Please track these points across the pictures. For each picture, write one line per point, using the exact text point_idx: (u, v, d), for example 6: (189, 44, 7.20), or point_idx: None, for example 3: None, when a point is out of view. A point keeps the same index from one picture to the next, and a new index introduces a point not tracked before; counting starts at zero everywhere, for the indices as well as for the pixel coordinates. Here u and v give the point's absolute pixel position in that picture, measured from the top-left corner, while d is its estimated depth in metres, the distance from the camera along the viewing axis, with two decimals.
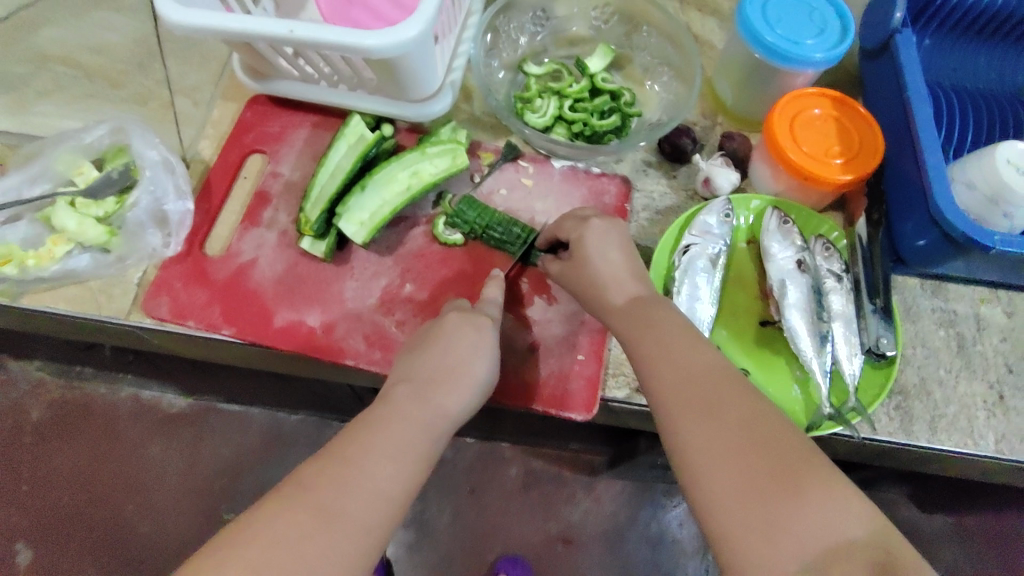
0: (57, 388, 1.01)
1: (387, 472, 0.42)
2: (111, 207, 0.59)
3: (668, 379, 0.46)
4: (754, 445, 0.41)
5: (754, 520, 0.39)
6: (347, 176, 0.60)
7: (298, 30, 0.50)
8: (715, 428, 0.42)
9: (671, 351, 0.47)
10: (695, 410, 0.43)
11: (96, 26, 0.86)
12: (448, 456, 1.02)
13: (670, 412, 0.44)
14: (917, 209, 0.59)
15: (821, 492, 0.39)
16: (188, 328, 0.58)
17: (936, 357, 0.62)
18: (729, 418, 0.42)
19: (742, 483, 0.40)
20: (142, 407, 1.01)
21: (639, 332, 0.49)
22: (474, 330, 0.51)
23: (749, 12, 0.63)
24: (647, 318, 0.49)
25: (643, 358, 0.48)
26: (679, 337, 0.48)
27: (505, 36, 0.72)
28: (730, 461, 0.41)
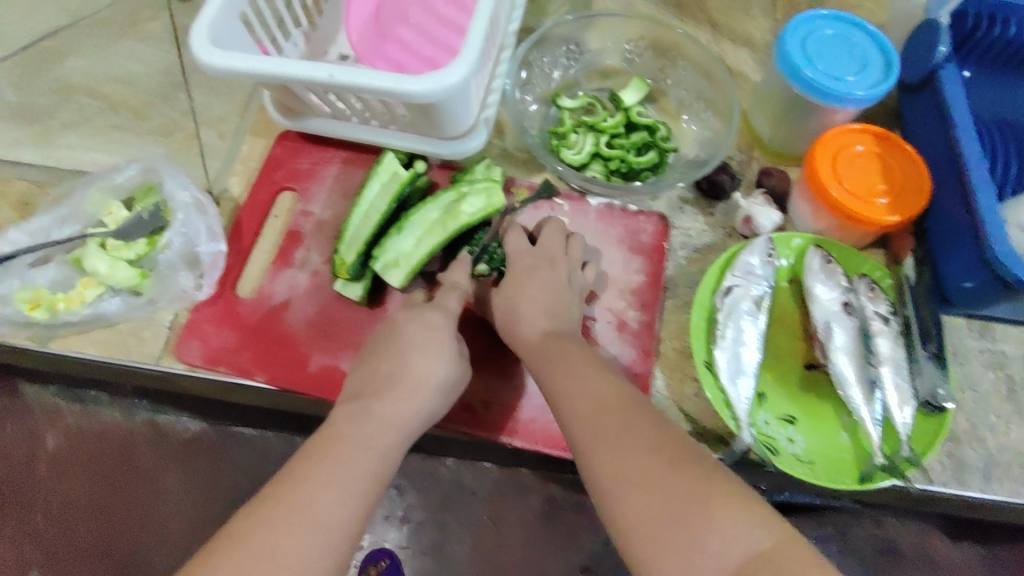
0: (73, 413, 0.85)
1: (353, 467, 0.44)
2: (142, 249, 0.58)
3: (579, 402, 0.45)
4: (659, 467, 0.40)
5: (665, 539, 0.37)
6: (382, 216, 0.59)
7: (340, 75, 0.49)
8: (624, 454, 0.41)
9: (575, 386, 0.46)
10: (608, 434, 0.42)
11: (121, 56, 0.85)
12: (465, 481, 0.82)
13: (581, 441, 0.43)
14: (966, 250, 0.57)
15: (727, 506, 0.37)
16: (221, 374, 0.56)
17: (987, 402, 0.60)
18: (638, 441, 0.41)
19: (651, 506, 0.38)
20: (159, 432, 0.84)
21: (552, 361, 0.49)
22: (426, 339, 0.52)
23: (790, 48, 0.62)
24: (566, 348, 0.50)
25: (553, 380, 0.48)
26: (583, 369, 0.47)
27: (539, 70, 0.71)
28: (642, 478, 0.40)
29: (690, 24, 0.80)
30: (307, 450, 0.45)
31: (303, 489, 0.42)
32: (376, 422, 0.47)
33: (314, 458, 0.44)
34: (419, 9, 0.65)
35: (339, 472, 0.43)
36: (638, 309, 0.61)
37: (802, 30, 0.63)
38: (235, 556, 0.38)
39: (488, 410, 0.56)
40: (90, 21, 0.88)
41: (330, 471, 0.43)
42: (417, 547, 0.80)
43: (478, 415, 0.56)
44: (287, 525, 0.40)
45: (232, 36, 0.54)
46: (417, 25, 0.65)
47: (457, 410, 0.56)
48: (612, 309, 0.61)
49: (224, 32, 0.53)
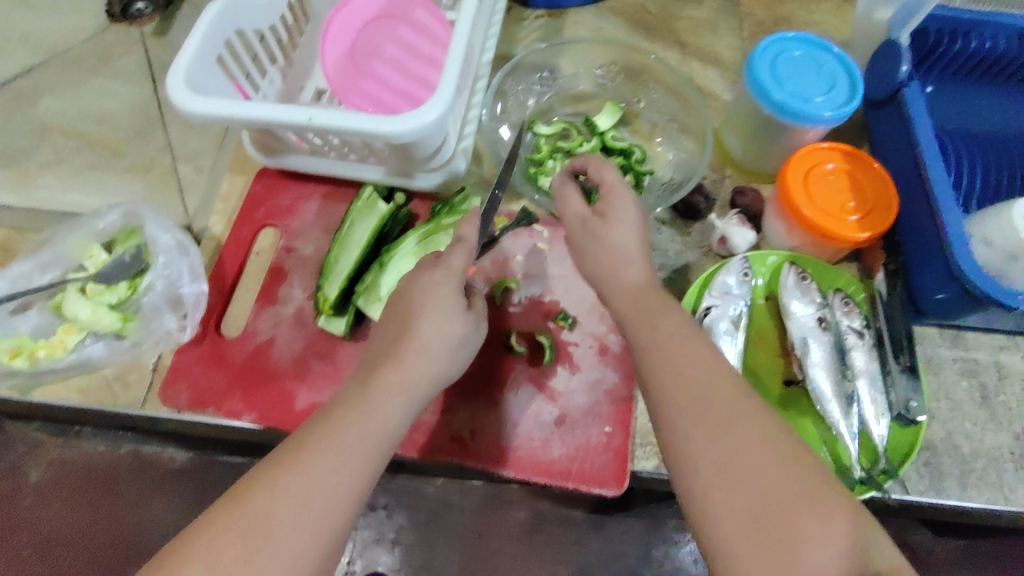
0: (55, 446, 0.72)
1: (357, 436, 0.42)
2: (124, 292, 0.58)
3: (673, 384, 0.43)
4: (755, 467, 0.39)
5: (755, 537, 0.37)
6: (364, 251, 0.60)
7: (317, 118, 0.50)
8: (717, 444, 0.40)
9: (673, 364, 0.44)
10: (704, 422, 0.41)
11: (96, 94, 0.86)
12: (452, 498, 0.71)
13: (677, 425, 0.42)
14: (936, 263, 0.59)
15: (824, 517, 0.37)
16: (207, 416, 0.56)
17: (961, 411, 0.62)
18: (739, 435, 0.40)
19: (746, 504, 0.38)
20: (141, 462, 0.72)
21: (646, 324, 0.47)
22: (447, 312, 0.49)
23: (758, 70, 0.63)
24: (657, 308, 0.48)
25: (649, 348, 0.46)
26: (679, 339, 0.46)
27: (513, 98, 0.72)
28: (738, 479, 0.39)
29: (659, 44, 0.82)
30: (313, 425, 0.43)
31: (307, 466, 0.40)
32: (384, 390, 0.45)
33: (325, 434, 0.41)
34: (394, 43, 0.66)
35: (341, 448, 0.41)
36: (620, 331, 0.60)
37: (771, 51, 0.65)
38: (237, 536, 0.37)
39: (475, 440, 0.57)
40: (64, 59, 0.89)
41: (335, 447, 0.41)
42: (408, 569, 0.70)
43: (466, 445, 0.56)
44: (289, 493, 0.39)
45: (209, 81, 0.55)
46: (391, 60, 0.66)
47: (445, 441, 0.57)
48: (593, 333, 0.60)
49: (200, 77, 0.53)
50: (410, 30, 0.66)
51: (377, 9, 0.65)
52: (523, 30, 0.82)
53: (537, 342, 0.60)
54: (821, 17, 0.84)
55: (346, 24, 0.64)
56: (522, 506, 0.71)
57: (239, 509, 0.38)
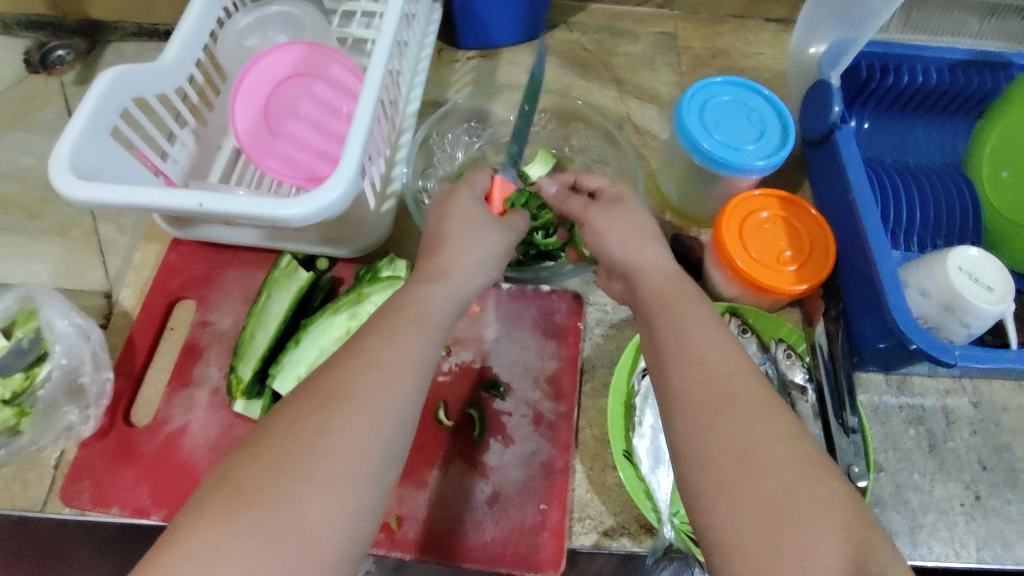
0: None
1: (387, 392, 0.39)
2: (18, 384, 0.53)
3: (691, 364, 0.41)
4: (777, 455, 0.37)
5: (758, 527, 0.35)
6: (282, 325, 0.58)
7: (210, 203, 0.47)
8: (732, 425, 0.38)
9: (693, 349, 0.42)
10: (722, 404, 0.39)
11: (11, 149, 0.82)
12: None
13: (697, 403, 0.40)
14: (876, 312, 0.58)
15: (831, 524, 0.35)
16: (114, 515, 0.53)
17: (910, 461, 0.60)
18: (753, 420, 0.38)
19: (751, 489, 0.36)
20: None
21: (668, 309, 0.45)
22: (452, 305, 0.45)
23: (687, 119, 0.61)
24: (684, 299, 0.46)
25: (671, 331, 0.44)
26: (703, 331, 0.43)
27: (439, 151, 0.70)
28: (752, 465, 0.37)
29: (596, 83, 0.80)
30: (329, 390, 0.38)
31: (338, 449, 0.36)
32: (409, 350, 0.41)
33: (345, 403, 0.37)
34: (309, 100, 0.63)
35: (366, 422, 0.37)
36: (555, 399, 0.58)
37: (699, 96, 0.63)
38: (263, 516, 0.33)
39: (402, 526, 0.54)
40: None
41: (357, 425, 0.37)
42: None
43: (392, 533, 0.53)
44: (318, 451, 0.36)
45: (103, 159, 0.52)
46: (308, 118, 0.63)
47: None
48: (528, 401, 0.58)
49: (89, 155, 0.50)
50: (327, 87, 0.63)
51: (291, 66, 0.63)
52: (454, 72, 0.79)
53: (467, 415, 0.58)
54: (759, 49, 0.83)
55: (258, 83, 0.62)
56: None
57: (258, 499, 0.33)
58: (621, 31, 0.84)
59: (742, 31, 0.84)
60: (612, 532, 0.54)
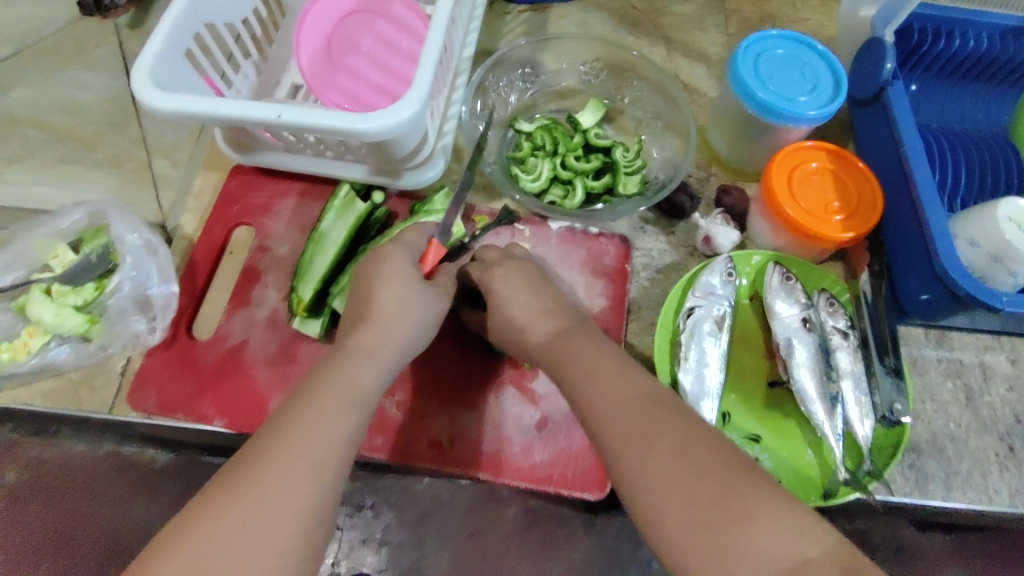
0: (32, 447, 0.68)
1: (308, 435, 0.39)
2: (90, 293, 0.56)
3: (602, 406, 0.42)
4: (688, 470, 0.37)
5: (692, 535, 0.35)
6: (341, 251, 0.59)
7: (287, 115, 0.48)
8: (650, 457, 0.38)
9: (593, 390, 0.43)
10: (634, 443, 0.39)
11: (68, 84, 0.84)
12: (442, 494, 0.68)
13: (620, 453, 0.39)
14: (920, 264, 0.59)
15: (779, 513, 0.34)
16: (178, 421, 0.55)
17: (946, 412, 0.61)
18: (665, 447, 0.38)
19: (678, 496, 0.36)
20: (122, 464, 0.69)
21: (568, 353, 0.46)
22: (396, 348, 0.47)
23: (742, 70, 0.62)
24: (574, 344, 0.47)
25: (581, 373, 0.44)
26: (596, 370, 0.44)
27: (495, 95, 0.71)
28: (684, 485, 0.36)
29: (645, 40, 0.81)
30: (248, 456, 0.38)
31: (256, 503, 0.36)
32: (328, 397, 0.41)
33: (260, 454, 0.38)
34: (371, 37, 0.64)
35: (295, 474, 0.37)
36: None
37: (754, 49, 0.64)
38: None
39: (454, 445, 0.56)
40: (33, 49, 0.86)
41: (280, 478, 0.37)
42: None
43: (444, 451, 0.56)
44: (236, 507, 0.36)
45: (177, 76, 0.53)
46: (369, 54, 0.64)
47: (424, 447, 0.56)
48: None
49: (165, 72, 0.52)
50: (389, 25, 0.64)
51: (353, 2, 0.64)
52: (506, 24, 0.80)
53: None
54: (807, 14, 0.83)
55: (322, 17, 0.62)
56: (514, 503, 0.68)
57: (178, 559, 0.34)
58: None
59: None
60: None
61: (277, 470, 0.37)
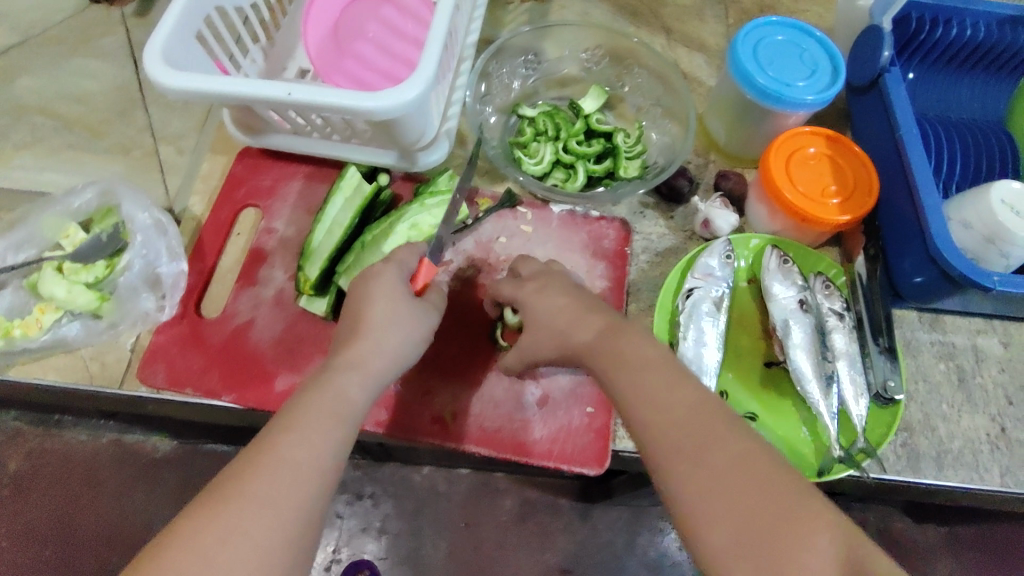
0: (36, 435, 0.78)
1: (301, 446, 0.39)
2: (101, 271, 0.58)
3: (651, 409, 0.41)
4: (729, 487, 0.37)
5: (733, 545, 0.35)
6: (347, 232, 0.60)
7: (297, 93, 0.50)
8: (699, 467, 0.38)
9: (650, 375, 0.43)
10: (683, 453, 0.39)
11: (75, 73, 0.85)
12: (439, 487, 0.85)
13: (668, 453, 0.39)
14: (915, 246, 0.60)
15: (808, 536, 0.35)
16: (186, 396, 0.56)
17: (939, 392, 0.63)
18: (713, 460, 0.38)
19: (733, 509, 0.36)
20: (126, 452, 0.80)
21: (620, 356, 0.45)
22: (388, 358, 0.47)
23: (741, 56, 0.63)
24: (629, 345, 0.45)
25: (640, 368, 0.43)
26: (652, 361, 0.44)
27: (497, 81, 0.72)
28: (731, 501, 0.36)
29: (645, 30, 0.82)
30: (237, 469, 0.38)
31: (249, 511, 0.36)
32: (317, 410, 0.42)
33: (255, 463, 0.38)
34: (377, 23, 0.65)
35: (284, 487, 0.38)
36: None
37: (753, 36, 0.65)
38: None
39: (456, 421, 0.57)
40: (40, 38, 0.87)
41: (272, 488, 0.37)
42: (395, 557, 0.82)
43: (447, 426, 0.57)
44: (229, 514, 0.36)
45: (187, 57, 0.54)
46: (375, 39, 0.65)
47: (426, 422, 0.57)
48: None
49: (178, 53, 0.53)
50: (394, 12, 0.66)
51: None
52: (508, 14, 0.82)
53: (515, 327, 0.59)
54: (806, 6, 0.84)
55: (329, 6, 0.65)
56: (511, 495, 0.85)
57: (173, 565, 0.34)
58: None
59: None
60: None
61: (263, 486, 0.37)
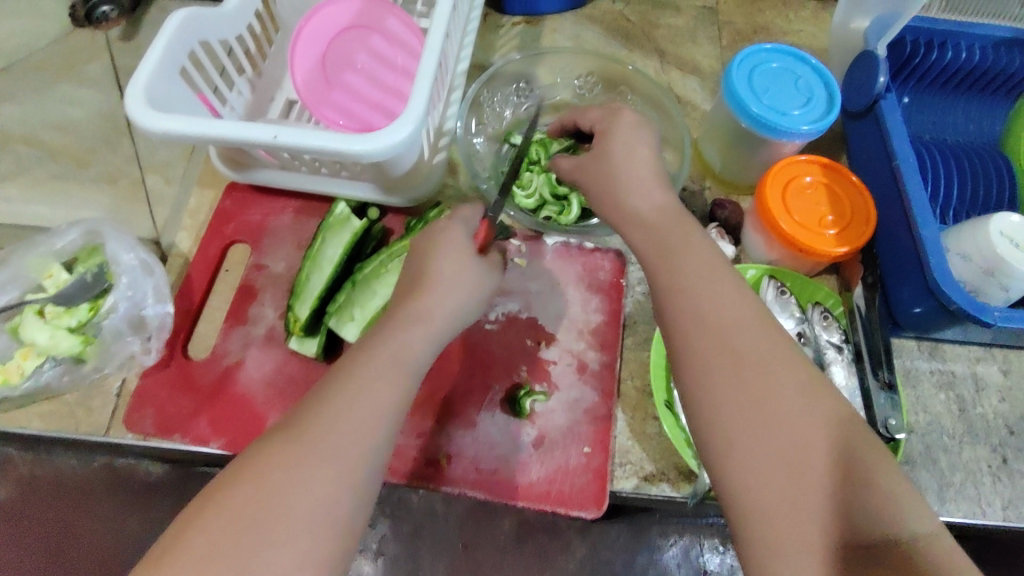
0: (25, 462, 0.71)
1: (364, 397, 0.41)
2: (85, 314, 0.57)
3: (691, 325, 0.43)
4: (757, 421, 0.39)
5: (756, 476, 0.37)
6: (337, 269, 0.59)
7: (283, 136, 0.48)
8: (736, 395, 0.40)
9: (697, 277, 0.44)
10: (723, 375, 0.40)
11: (60, 101, 0.83)
12: (437, 507, 0.69)
13: (706, 380, 0.41)
14: (913, 277, 0.59)
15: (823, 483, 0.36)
16: (175, 442, 0.55)
17: (939, 424, 0.62)
18: (753, 386, 0.39)
19: (759, 441, 0.38)
20: (119, 478, 0.70)
21: (675, 244, 0.47)
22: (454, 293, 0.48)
23: (736, 84, 0.63)
24: (686, 235, 0.47)
25: (680, 264, 0.45)
26: (712, 282, 0.44)
27: (489, 109, 0.71)
28: (758, 441, 0.38)
29: (638, 53, 0.81)
30: (304, 412, 0.40)
31: (312, 453, 0.38)
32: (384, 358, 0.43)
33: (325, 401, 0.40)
34: (365, 53, 0.64)
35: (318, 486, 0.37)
36: (598, 349, 0.60)
37: (748, 62, 0.64)
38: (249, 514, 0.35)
39: (452, 464, 0.56)
40: (25, 65, 0.86)
41: (339, 430, 0.39)
42: None
43: (442, 469, 0.56)
44: (296, 457, 0.37)
45: (172, 96, 0.53)
46: (364, 70, 0.64)
47: (421, 465, 0.56)
48: (571, 350, 0.60)
49: (163, 93, 0.52)
50: (383, 41, 0.64)
51: (349, 18, 0.64)
52: (500, 38, 0.81)
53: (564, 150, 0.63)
54: (799, 26, 0.84)
55: (316, 33, 0.63)
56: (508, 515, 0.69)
57: (243, 500, 0.36)
58: (664, 4, 0.85)
59: (782, 7, 0.85)
60: (652, 477, 0.56)
61: (325, 431, 0.39)
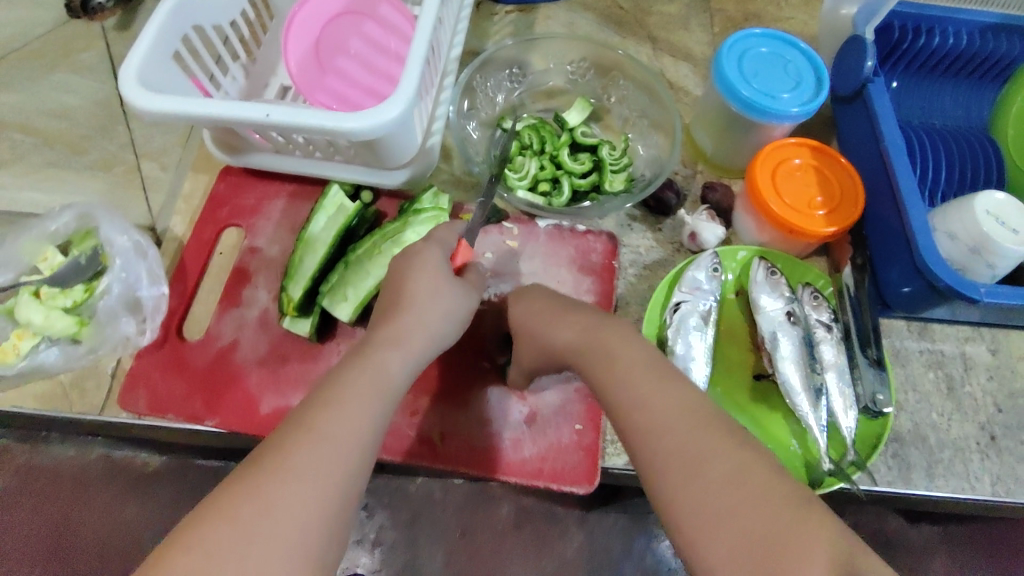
0: (23, 452, 0.71)
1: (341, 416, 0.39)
2: (80, 295, 0.57)
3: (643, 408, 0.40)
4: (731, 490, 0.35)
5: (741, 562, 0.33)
6: (331, 249, 0.59)
7: (276, 115, 0.49)
8: (696, 476, 0.36)
9: (636, 375, 0.42)
10: (679, 461, 0.37)
11: (55, 89, 0.84)
12: (435, 494, 0.73)
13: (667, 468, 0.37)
14: (901, 257, 0.60)
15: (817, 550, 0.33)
16: (169, 421, 0.56)
17: (928, 402, 0.63)
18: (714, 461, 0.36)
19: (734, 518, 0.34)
20: (116, 468, 0.71)
21: (616, 347, 0.45)
22: (433, 318, 0.48)
23: (725, 68, 0.63)
24: (618, 342, 0.46)
25: (619, 359, 0.44)
26: (646, 367, 0.43)
27: (482, 95, 0.72)
28: (734, 521, 0.34)
29: (631, 40, 0.82)
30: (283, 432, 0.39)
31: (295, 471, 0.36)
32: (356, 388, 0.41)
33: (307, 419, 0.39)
34: (358, 39, 0.65)
35: (294, 507, 0.35)
36: None
37: (737, 48, 0.65)
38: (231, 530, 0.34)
39: (444, 441, 0.57)
40: (20, 54, 0.86)
41: (325, 449, 0.38)
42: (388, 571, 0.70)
43: (435, 447, 0.57)
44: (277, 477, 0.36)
45: (164, 78, 0.53)
46: (357, 55, 0.65)
47: (414, 444, 0.57)
48: None
49: (156, 77, 0.52)
50: (376, 27, 0.65)
51: (341, 4, 0.64)
52: (493, 25, 0.81)
53: None
54: (790, 13, 0.84)
55: (309, 19, 0.63)
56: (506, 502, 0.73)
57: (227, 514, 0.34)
58: None
59: None
60: None
61: (304, 452, 0.37)
